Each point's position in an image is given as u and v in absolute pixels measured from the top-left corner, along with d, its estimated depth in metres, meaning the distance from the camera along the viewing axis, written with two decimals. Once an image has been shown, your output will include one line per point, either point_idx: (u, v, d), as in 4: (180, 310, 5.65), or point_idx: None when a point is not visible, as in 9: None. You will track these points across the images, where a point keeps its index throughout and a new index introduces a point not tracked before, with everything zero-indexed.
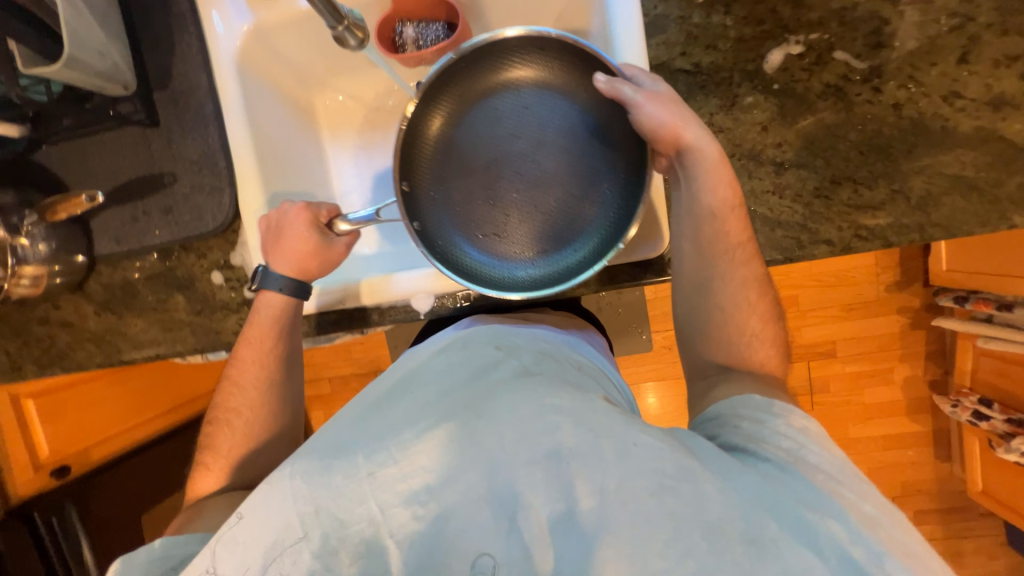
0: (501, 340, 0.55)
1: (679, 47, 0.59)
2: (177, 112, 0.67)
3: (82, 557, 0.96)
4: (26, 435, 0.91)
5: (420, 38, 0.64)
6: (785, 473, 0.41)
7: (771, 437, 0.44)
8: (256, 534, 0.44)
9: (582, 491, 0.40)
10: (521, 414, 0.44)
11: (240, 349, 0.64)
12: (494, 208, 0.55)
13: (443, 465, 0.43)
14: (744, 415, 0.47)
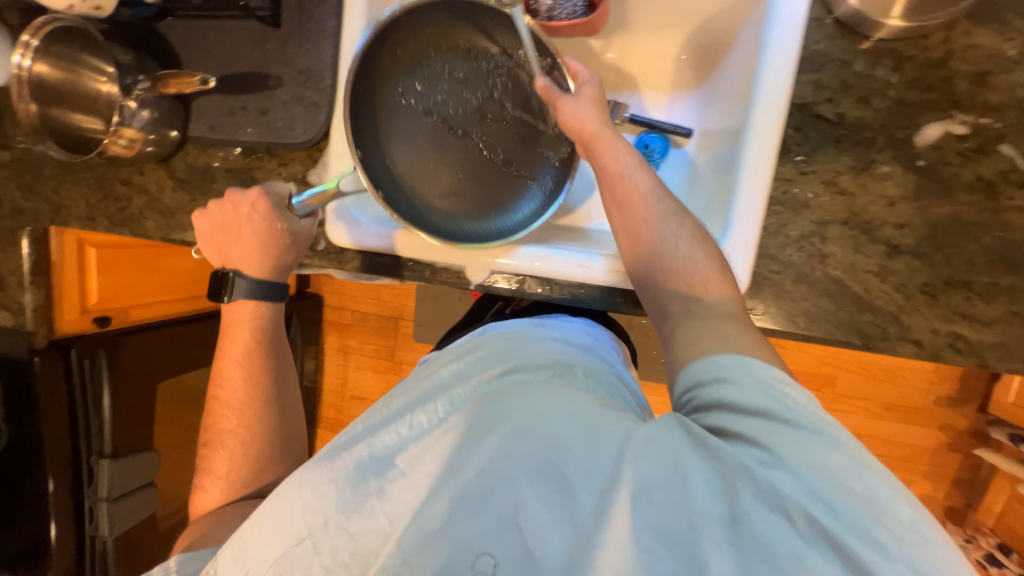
0: (518, 351, 0.56)
1: (828, 92, 0.54)
2: (300, 19, 0.67)
3: (101, 400, 0.99)
4: (82, 278, 0.97)
5: (555, 8, 0.64)
6: (760, 436, 0.40)
7: (740, 401, 0.43)
8: (270, 541, 0.47)
9: (580, 493, 0.41)
10: (519, 415, 0.45)
11: (224, 372, 0.70)
12: (444, 172, 0.64)
13: (446, 459, 0.45)
14: (710, 380, 0.46)
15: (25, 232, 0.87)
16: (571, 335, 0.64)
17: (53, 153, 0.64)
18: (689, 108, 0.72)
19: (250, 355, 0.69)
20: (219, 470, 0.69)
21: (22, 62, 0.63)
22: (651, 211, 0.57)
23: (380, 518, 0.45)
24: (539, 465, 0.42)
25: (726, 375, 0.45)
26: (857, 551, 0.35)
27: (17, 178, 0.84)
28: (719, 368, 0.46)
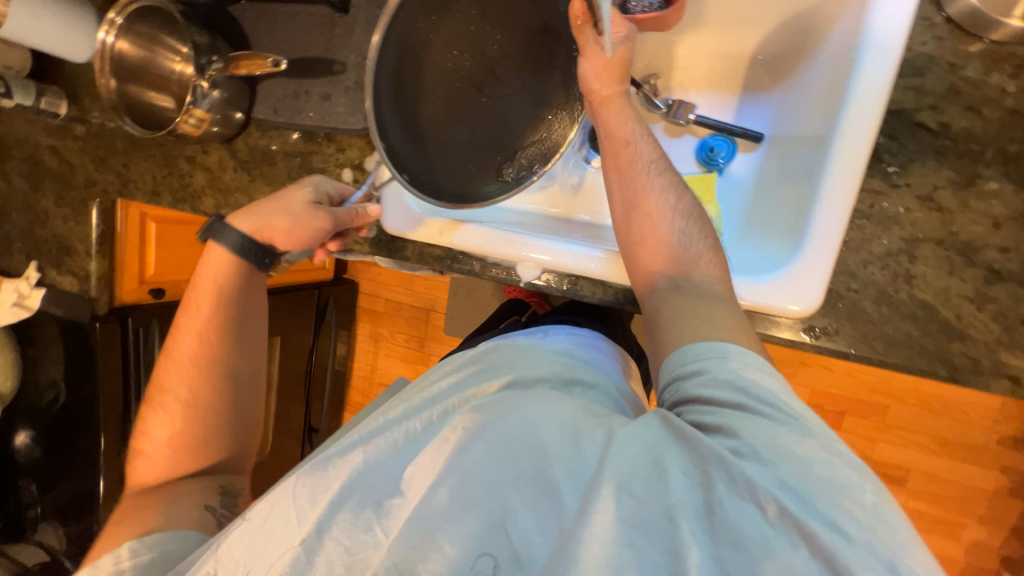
0: (512, 364, 0.55)
1: (931, 99, 0.50)
2: (368, 6, 0.67)
3: (152, 369, 1.04)
4: (142, 250, 1.02)
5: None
6: (735, 427, 0.39)
7: (712, 392, 0.42)
8: (259, 555, 0.45)
9: (567, 496, 0.40)
10: (504, 418, 0.45)
11: (179, 330, 0.65)
12: (447, 127, 0.58)
13: (434, 461, 0.45)
14: (686, 370, 0.45)
15: (95, 203, 0.90)
16: (570, 346, 0.61)
17: (131, 130, 0.66)
18: (759, 114, 0.68)
19: (204, 322, 0.64)
20: (159, 435, 0.64)
21: (105, 36, 0.66)
22: (649, 179, 0.56)
23: (372, 535, 0.43)
24: (527, 471, 0.41)
25: (705, 364, 0.44)
26: (829, 542, 0.34)
27: (90, 151, 0.88)
28: (697, 357, 0.45)
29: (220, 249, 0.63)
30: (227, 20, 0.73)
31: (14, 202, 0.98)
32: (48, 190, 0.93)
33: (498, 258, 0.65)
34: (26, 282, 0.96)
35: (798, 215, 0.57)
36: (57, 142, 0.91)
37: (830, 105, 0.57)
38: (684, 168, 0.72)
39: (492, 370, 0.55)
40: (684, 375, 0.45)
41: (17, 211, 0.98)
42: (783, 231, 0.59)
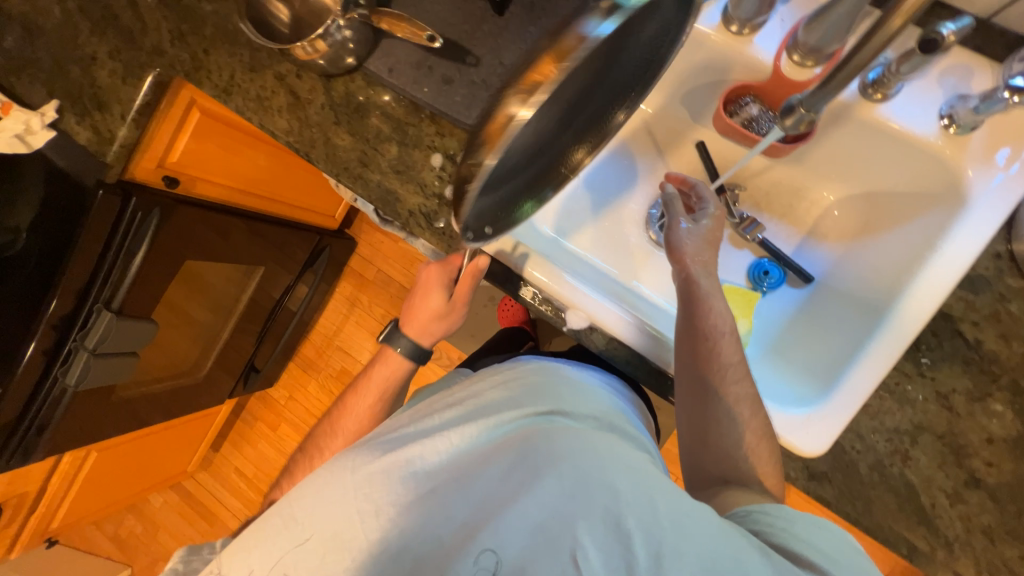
0: (566, 405, 0.65)
1: (976, 316, 0.58)
2: (523, 20, 0.68)
3: (135, 256, 0.94)
4: (176, 132, 0.96)
5: (755, 121, 0.66)
6: (827, 567, 0.46)
7: (800, 532, 0.49)
8: (323, 519, 0.57)
9: (637, 538, 0.47)
10: (571, 455, 0.55)
11: (350, 403, 0.83)
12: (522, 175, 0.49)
13: (498, 477, 0.56)
14: (773, 512, 0.51)
15: (153, 73, 0.84)
16: (608, 391, 0.73)
17: (245, 30, 0.65)
18: (816, 257, 0.75)
19: (374, 409, 0.82)
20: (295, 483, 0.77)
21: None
22: (726, 385, 0.58)
23: (421, 525, 0.55)
24: (601, 512, 0.49)
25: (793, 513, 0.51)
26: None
27: (171, 20, 0.83)
28: (784, 510, 0.51)
29: (394, 354, 0.82)
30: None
31: (60, 34, 0.89)
32: (107, 39, 0.87)
33: (556, 298, 0.66)
34: (39, 118, 0.88)
35: (830, 365, 0.64)
36: None
37: (883, 280, 0.65)
38: (734, 277, 0.76)
39: (543, 399, 0.66)
40: (768, 512, 0.51)
41: (59, 42, 0.89)
42: (813, 371, 0.65)
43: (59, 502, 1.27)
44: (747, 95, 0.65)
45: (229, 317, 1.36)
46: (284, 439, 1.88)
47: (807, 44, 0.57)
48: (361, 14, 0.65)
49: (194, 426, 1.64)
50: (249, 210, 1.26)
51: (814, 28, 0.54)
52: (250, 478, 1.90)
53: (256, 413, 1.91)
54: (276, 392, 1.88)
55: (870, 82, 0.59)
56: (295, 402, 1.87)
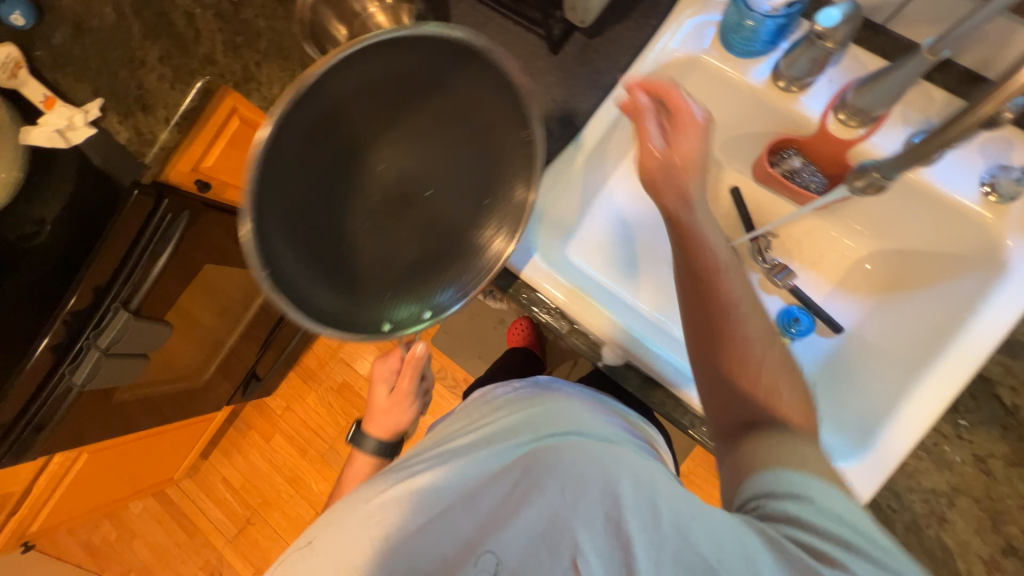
0: (577, 418, 0.66)
1: (1013, 381, 0.61)
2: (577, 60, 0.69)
3: (159, 257, 0.93)
4: (216, 138, 0.97)
5: (795, 172, 0.68)
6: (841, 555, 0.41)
7: (808, 517, 0.44)
8: (342, 541, 0.61)
9: (637, 543, 0.46)
10: (573, 465, 0.56)
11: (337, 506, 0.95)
12: (341, 246, 0.49)
13: (505, 493, 0.59)
14: (778, 492, 0.47)
15: (202, 80, 0.86)
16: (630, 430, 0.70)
17: (312, 53, 0.69)
18: (845, 308, 0.76)
19: None
20: None
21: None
22: (733, 316, 0.59)
23: (433, 541, 0.59)
24: (586, 513, 0.51)
25: (803, 478, 0.46)
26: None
27: (227, 32, 0.85)
28: (791, 485, 0.47)
29: (364, 458, 0.96)
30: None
31: (114, 36, 0.91)
32: (158, 45, 0.88)
33: (599, 336, 0.68)
34: (82, 115, 0.87)
35: (863, 415, 0.64)
36: (195, 6, 0.87)
37: (910, 337, 0.66)
38: None
39: (553, 417, 0.66)
40: (772, 495, 0.47)
41: (110, 43, 0.91)
42: (840, 422, 0.66)
43: (43, 502, 1.22)
44: (790, 148, 0.67)
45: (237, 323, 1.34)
46: (277, 450, 1.83)
47: (855, 105, 0.59)
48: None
49: (188, 432, 1.60)
50: None
51: (865, 92, 0.57)
52: (237, 489, 1.84)
53: (249, 422, 1.85)
54: (273, 401, 1.84)
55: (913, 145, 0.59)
56: (291, 412, 1.83)
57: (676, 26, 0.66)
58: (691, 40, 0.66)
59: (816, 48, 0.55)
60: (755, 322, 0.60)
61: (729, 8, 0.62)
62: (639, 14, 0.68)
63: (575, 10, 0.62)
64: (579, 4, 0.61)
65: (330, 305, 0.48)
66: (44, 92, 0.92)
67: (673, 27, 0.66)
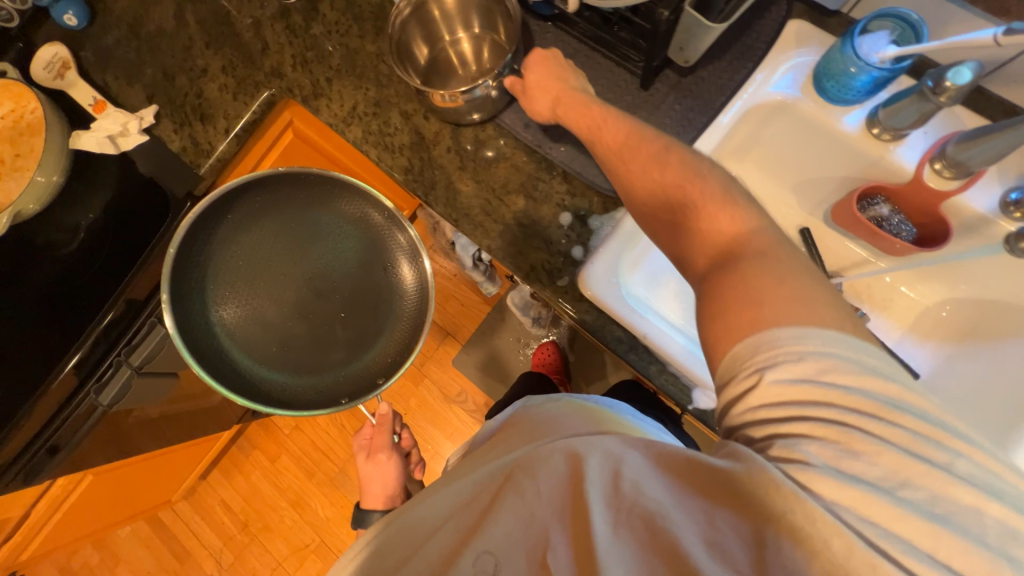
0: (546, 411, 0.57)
1: None
2: (667, 95, 0.69)
3: None
4: (267, 149, 0.94)
5: (885, 220, 0.68)
6: (881, 401, 0.37)
7: (824, 356, 0.38)
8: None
9: (633, 510, 0.39)
10: (547, 446, 0.46)
11: None
12: (273, 339, 0.68)
13: (487, 499, 0.47)
14: (784, 345, 0.38)
15: (267, 93, 0.84)
16: None
17: (400, 71, 0.64)
18: (918, 353, 0.76)
19: None
20: None
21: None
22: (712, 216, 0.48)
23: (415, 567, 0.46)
24: (546, 493, 0.43)
25: (806, 331, 0.38)
26: (993, 553, 0.34)
27: (295, 45, 0.83)
28: (805, 341, 0.38)
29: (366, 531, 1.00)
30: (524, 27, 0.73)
31: (172, 42, 0.89)
32: (222, 54, 0.86)
33: (686, 375, 0.64)
34: (137, 121, 0.86)
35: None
36: (263, 18, 0.85)
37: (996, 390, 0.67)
38: None
39: (535, 416, 0.57)
40: (778, 348, 0.39)
41: (168, 49, 0.89)
42: None
43: (43, 521, 1.14)
44: (881, 196, 0.67)
45: None
46: (282, 472, 1.73)
47: (955, 158, 0.60)
48: (511, 78, 0.67)
49: (192, 452, 1.51)
50: None
51: (967, 147, 0.58)
52: (236, 513, 1.74)
53: (254, 441, 1.76)
54: (280, 420, 1.76)
55: (1011, 201, 0.60)
56: (299, 433, 1.75)
57: (772, 68, 0.67)
58: (784, 84, 0.67)
59: (928, 100, 0.57)
60: (787, 265, 0.43)
61: (828, 51, 0.63)
62: (732, 56, 0.68)
63: (683, 51, 0.63)
64: (687, 44, 0.61)
65: (274, 377, 0.67)
66: (94, 95, 0.88)
67: (767, 68, 0.67)
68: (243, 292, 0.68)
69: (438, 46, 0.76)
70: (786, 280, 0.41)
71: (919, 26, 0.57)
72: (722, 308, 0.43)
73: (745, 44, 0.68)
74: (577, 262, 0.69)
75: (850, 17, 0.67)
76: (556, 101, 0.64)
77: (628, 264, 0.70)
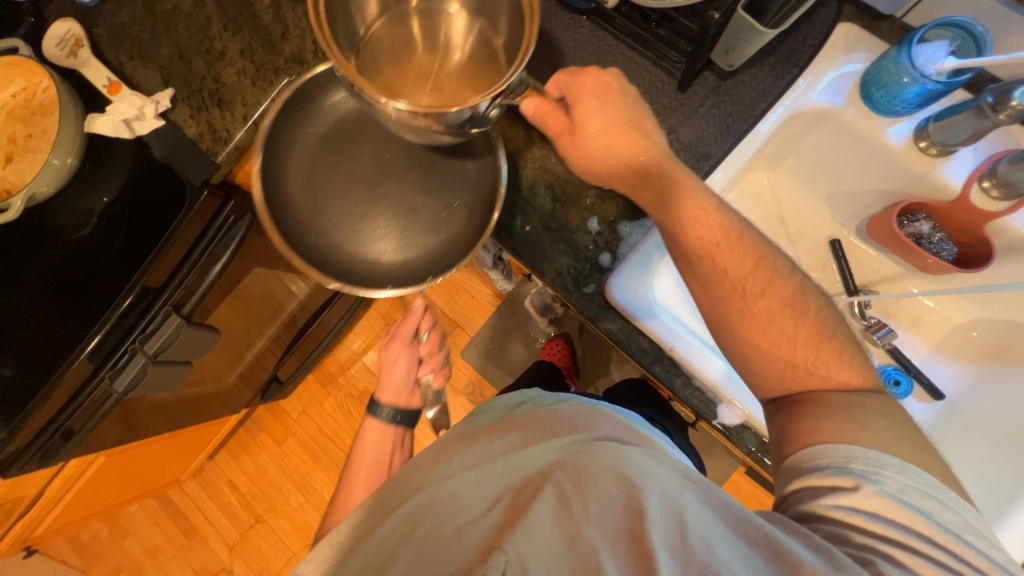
0: (577, 418, 0.58)
1: None
2: (705, 98, 0.66)
3: (216, 263, 0.85)
4: None
5: (925, 237, 0.66)
6: (933, 520, 0.40)
7: (887, 476, 0.42)
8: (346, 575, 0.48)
9: (695, 561, 0.39)
10: (599, 465, 0.46)
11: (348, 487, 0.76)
12: (381, 217, 0.66)
13: (528, 503, 0.45)
14: (853, 463, 0.42)
15: (285, 79, 0.81)
16: None
17: (332, 55, 0.42)
18: (945, 372, 0.75)
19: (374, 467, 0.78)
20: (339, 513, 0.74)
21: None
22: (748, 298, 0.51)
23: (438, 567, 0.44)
24: (600, 520, 0.42)
25: (900, 463, 0.42)
26: None
27: (316, 31, 0.80)
28: (870, 461, 0.42)
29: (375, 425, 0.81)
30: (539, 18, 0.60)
31: (188, 23, 0.86)
32: (240, 37, 0.83)
33: (709, 389, 0.64)
34: (153, 105, 0.83)
35: (987, 491, 0.64)
36: (283, 0, 0.82)
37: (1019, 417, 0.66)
38: None
39: (570, 423, 0.56)
40: (873, 466, 0.42)
41: (184, 30, 0.86)
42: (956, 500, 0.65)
43: (57, 499, 1.16)
44: (922, 213, 0.66)
45: (268, 326, 1.25)
46: (289, 455, 1.75)
47: (1006, 178, 0.57)
48: (534, 99, 0.53)
49: (201, 434, 1.52)
50: None
51: (1019, 168, 0.56)
52: (243, 494, 1.76)
53: (262, 423, 1.78)
54: (288, 404, 1.77)
55: None
56: (307, 417, 1.76)
57: (817, 74, 0.64)
58: (828, 91, 0.64)
59: (986, 117, 0.55)
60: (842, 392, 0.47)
61: (880, 60, 0.60)
62: (777, 59, 0.64)
63: (728, 54, 0.60)
64: (734, 47, 0.58)
65: (405, 252, 0.66)
66: (108, 75, 0.86)
67: (812, 74, 0.64)
68: (326, 211, 0.65)
69: None
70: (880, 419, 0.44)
71: (982, 38, 0.54)
72: (798, 413, 0.46)
73: (791, 47, 0.65)
74: (604, 270, 0.67)
75: (904, 22, 0.64)
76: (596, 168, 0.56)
77: (655, 268, 0.69)
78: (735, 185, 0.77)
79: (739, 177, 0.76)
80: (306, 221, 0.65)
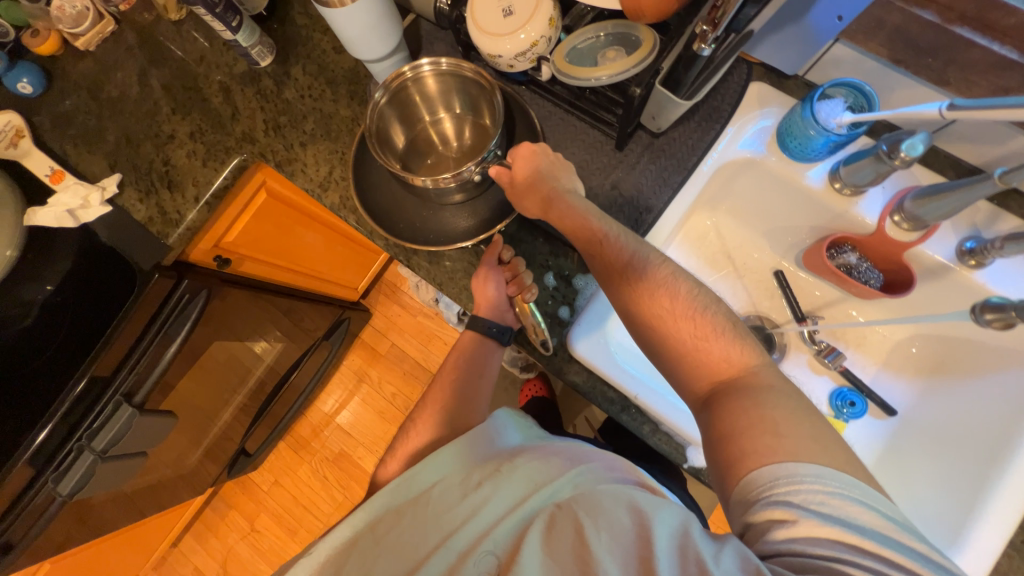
0: (591, 451, 0.60)
1: None
2: (641, 154, 0.70)
3: (168, 346, 0.83)
4: (240, 209, 0.92)
5: (855, 268, 0.72)
6: (862, 533, 0.41)
7: (813, 495, 0.42)
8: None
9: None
10: (608, 502, 0.50)
11: (427, 402, 0.71)
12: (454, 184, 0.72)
13: (540, 540, 0.49)
14: (779, 486, 0.43)
15: (237, 159, 0.82)
16: None
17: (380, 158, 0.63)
18: (895, 389, 0.79)
19: (455, 390, 0.71)
20: (415, 439, 0.67)
21: (423, 68, 0.69)
22: (683, 326, 0.55)
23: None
24: (610, 545, 0.45)
25: (820, 470, 0.43)
26: None
27: (268, 110, 0.83)
28: (796, 480, 0.43)
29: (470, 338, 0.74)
30: (507, 97, 0.71)
31: (137, 107, 0.86)
32: (190, 119, 0.84)
33: (678, 435, 0.65)
34: (100, 193, 0.82)
35: (950, 499, 0.66)
36: (233, 82, 0.85)
37: (966, 420, 0.70)
38: (816, 402, 0.79)
39: (576, 455, 0.58)
40: (794, 483, 0.43)
41: (133, 115, 0.86)
42: (925, 509, 0.67)
43: None
44: (847, 245, 0.71)
45: (235, 394, 1.20)
46: (261, 532, 1.64)
47: (913, 212, 0.63)
48: (497, 167, 0.65)
49: (164, 521, 1.42)
50: (282, 283, 1.18)
51: (924, 203, 0.61)
52: None
53: (230, 500, 1.67)
54: (259, 476, 1.67)
55: (967, 249, 0.64)
56: (279, 488, 1.66)
57: (741, 124, 0.70)
58: (748, 140, 0.70)
59: (884, 162, 0.60)
60: (765, 396, 0.49)
61: (789, 114, 0.67)
62: (701, 117, 0.70)
63: (655, 119, 0.65)
64: (658, 113, 0.63)
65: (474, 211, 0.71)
66: (51, 165, 0.84)
67: (733, 125, 0.70)
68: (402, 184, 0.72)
69: (417, 126, 0.75)
70: (797, 417, 0.47)
71: (871, 97, 0.61)
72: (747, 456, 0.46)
73: (712, 106, 0.71)
74: (565, 322, 0.69)
75: (806, 79, 0.72)
76: (546, 205, 0.64)
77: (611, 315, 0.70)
78: (679, 228, 0.81)
79: (683, 221, 0.80)
80: (405, 218, 0.71)
